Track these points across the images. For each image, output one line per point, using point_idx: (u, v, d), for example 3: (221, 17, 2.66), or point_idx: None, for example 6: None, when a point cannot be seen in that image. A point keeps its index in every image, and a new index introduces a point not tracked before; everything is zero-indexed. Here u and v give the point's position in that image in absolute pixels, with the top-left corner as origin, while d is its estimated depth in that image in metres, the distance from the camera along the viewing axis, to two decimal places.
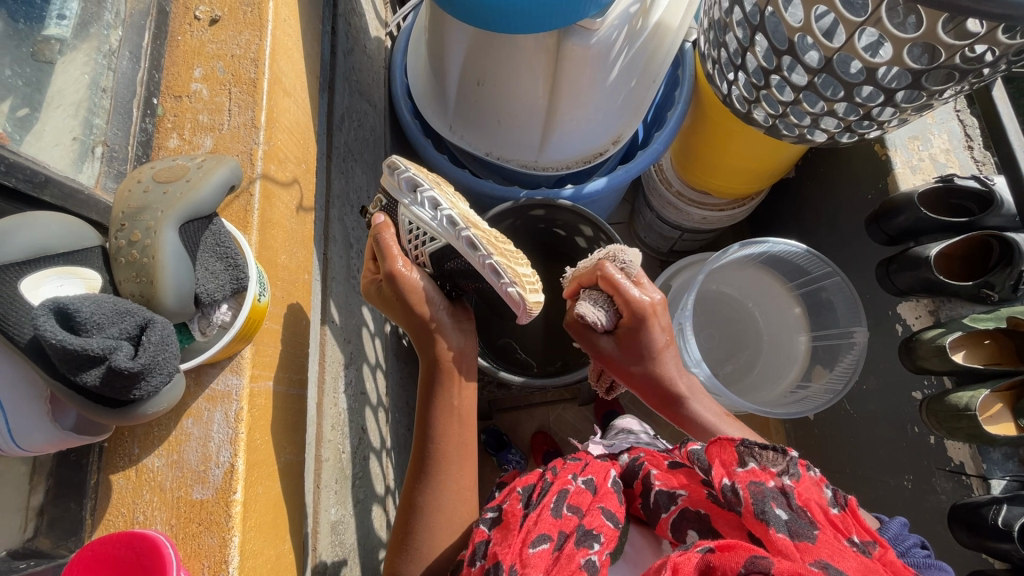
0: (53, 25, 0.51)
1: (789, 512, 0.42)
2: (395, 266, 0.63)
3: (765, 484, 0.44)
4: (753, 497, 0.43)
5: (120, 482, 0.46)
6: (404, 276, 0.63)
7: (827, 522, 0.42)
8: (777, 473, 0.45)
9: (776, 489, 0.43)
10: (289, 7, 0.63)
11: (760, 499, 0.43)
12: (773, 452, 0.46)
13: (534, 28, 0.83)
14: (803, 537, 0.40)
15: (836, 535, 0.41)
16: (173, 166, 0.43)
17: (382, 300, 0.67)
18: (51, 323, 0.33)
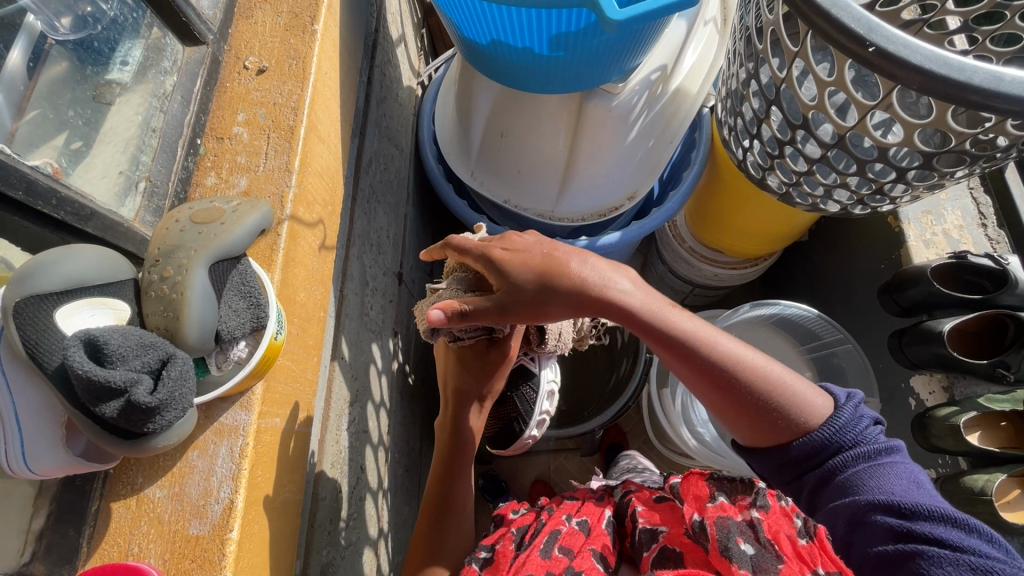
0: (115, 71, 0.57)
1: (755, 546, 0.45)
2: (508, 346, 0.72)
3: (731, 519, 0.47)
4: (719, 533, 0.46)
5: (119, 511, 0.46)
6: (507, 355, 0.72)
7: (794, 555, 0.44)
8: (745, 507, 0.48)
9: (744, 523, 0.47)
10: (331, 61, 0.68)
11: (725, 534, 0.46)
12: (742, 485, 0.50)
13: (556, 87, 0.87)
14: (767, 572, 0.43)
15: (801, 569, 0.43)
16: (210, 208, 0.44)
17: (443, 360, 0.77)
18: (80, 354, 0.35)
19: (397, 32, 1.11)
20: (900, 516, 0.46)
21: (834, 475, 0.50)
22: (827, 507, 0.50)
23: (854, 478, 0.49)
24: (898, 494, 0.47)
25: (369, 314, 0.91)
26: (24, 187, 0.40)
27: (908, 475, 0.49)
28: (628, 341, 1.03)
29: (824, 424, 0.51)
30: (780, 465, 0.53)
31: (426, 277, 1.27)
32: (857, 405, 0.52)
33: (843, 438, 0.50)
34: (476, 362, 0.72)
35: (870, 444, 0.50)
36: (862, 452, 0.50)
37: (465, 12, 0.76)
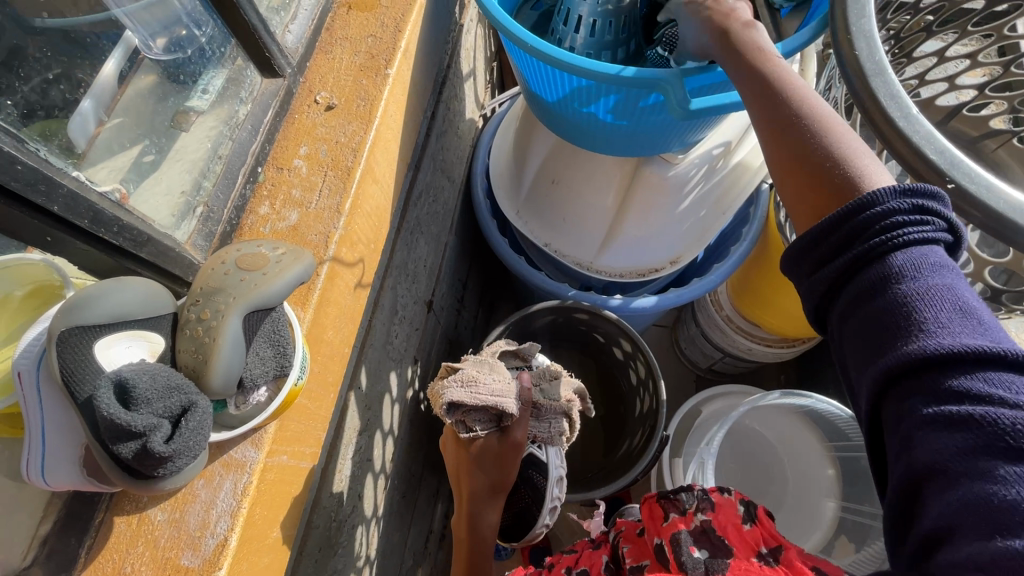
0: (196, 98, 0.60)
1: (706, 552, 0.57)
2: (517, 436, 0.73)
3: (682, 532, 0.60)
4: (673, 548, 0.58)
5: (121, 527, 0.47)
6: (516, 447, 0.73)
7: (742, 542, 0.57)
8: (694, 516, 0.61)
9: (695, 531, 0.60)
10: (398, 104, 0.70)
11: (679, 547, 0.58)
12: (686, 497, 0.63)
13: (614, 150, 0.86)
14: (717, 566, 0.55)
15: (748, 554, 0.55)
16: (256, 254, 0.46)
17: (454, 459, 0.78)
18: (108, 395, 0.36)
19: (468, 67, 1.13)
20: (913, 355, 0.37)
21: (853, 290, 0.41)
22: (845, 334, 0.42)
23: (875, 300, 0.39)
24: (925, 331, 0.37)
25: (393, 342, 0.92)
26: (89, 216, 0.42)
27: (949, 291, 0.38)
28: (646, 412, 1.00)
29: (850, 225, 0.41)
30: (800, 263, 0.44)
31: (455, 304, 1.27)
32: (913, 210, 0.39)
33: (876, 252, 0.40)
34: (489, 454, 0.73)
35: (910, 259, 0.39)
36: (893, 274, 0.39)
37: (534, 71, 0.76)
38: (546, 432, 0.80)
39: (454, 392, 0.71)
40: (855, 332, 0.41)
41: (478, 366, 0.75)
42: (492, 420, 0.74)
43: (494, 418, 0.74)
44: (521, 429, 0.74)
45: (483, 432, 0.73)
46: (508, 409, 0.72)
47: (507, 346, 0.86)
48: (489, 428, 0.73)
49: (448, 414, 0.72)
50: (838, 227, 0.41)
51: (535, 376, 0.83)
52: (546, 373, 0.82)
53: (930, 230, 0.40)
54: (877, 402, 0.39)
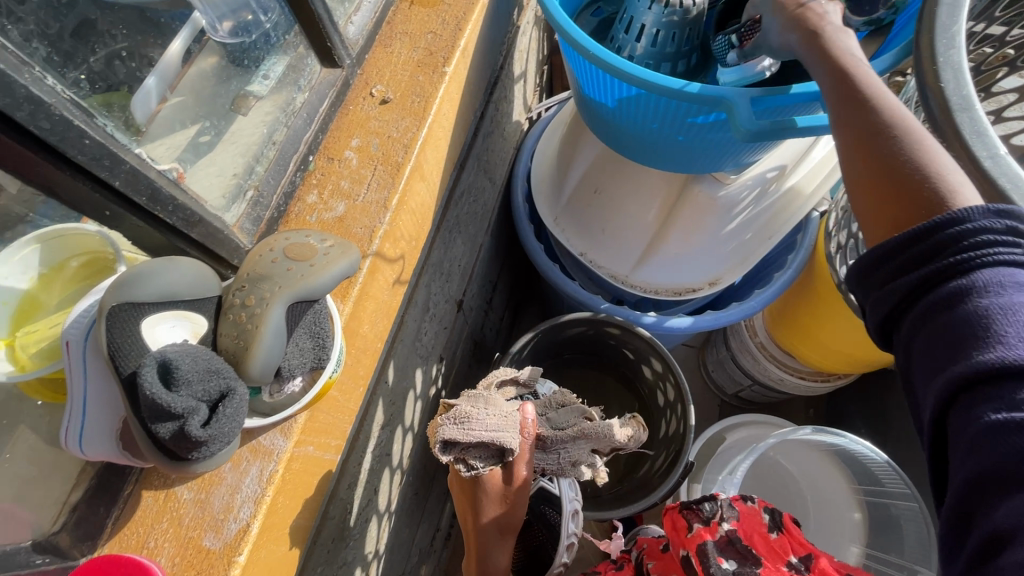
0: (257, 83, 0.60)
1: (735, 562, 0.60)
2: (520, 471, 0.71)
3: (709, 544, 0.62)
4: (701, 560, 0.61)
5: (148, 501, 0.48)
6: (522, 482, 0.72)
7: (771, 552, 0.61)
8: (720, 526, 0.63)
9: (723, 540, 0.62)
10: (451, 103, 0.69)
11: (708, 558, 0.61)
12: (709, 507, 0.64)
13: (664, 164, 0.84)
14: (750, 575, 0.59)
15: (778, 562, 0.60)
16: (304, 244, 0.45)
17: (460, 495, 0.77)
18: (151, 374, 0.36)
19: (520, 68, 1.11)
20: (987, 370, 0.33)
21: (926, 303, 0.38)
22: (914, 350, 0.38)
23: (949, 314, 0.36)
24: (1004, 347, 0.33)
25: (421, 339, 0.92)
26: (147, 193, 0.42)
27: None
28: (671, 435, 0.97)
29: (930, 238, 0.37)
30: (870, 275, 0.41)
31: (483, 305, 1.26)
32: (1007, 225, 0.36)
33: (957, 264, 0.36)
34: (495, 491, 0.72)
35: (995, 274, 0.35)
36: (972, 287, 0.36)
37: (592, 79, 0.74)
38: (554, 465, 0.77)
39: (450, 433, 0.66)
40: (924, 347, 0.38)
41: (472, 400, 0.71)
42: (493, 456, 0.69)
43: (496, 454, 0.69)
44: (525, 464, 0.72)
45: (485, 468, 0.69)
46: (512, 447, 0.68)
47: (507, 375, 0.82)
48: (490, 464, 0.69)
49: (446, 454, 0.67)
50: (916, 241, 0.38)
51: (542, 405, 0.82)
52: (553, 402, 0.82)
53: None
54: (942, 414, 0.36)
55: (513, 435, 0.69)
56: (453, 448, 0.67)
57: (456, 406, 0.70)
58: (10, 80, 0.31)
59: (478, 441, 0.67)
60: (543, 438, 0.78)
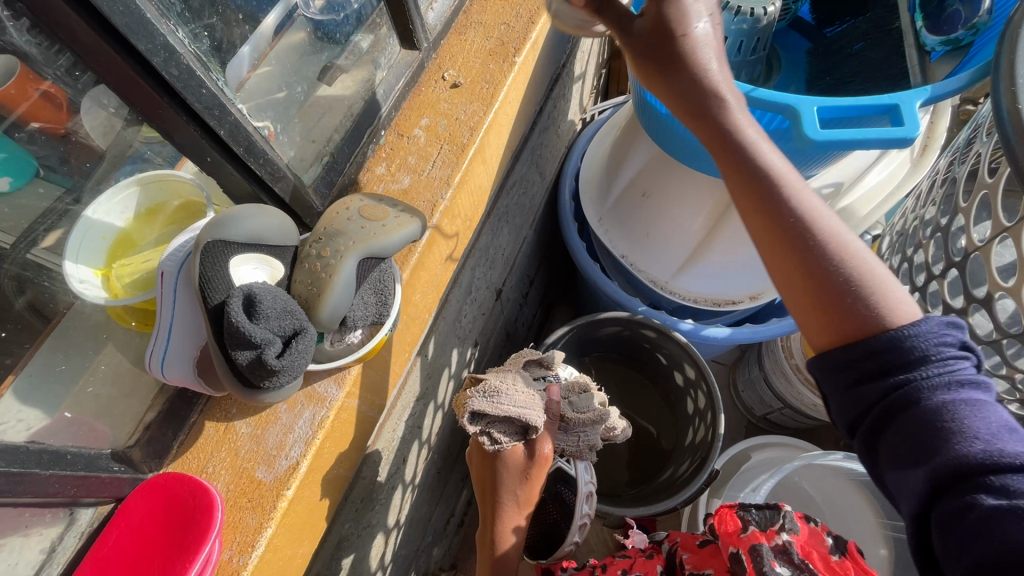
0: (342, 58, 0.63)
1: (790, 568, 0.55)
2: (543, 446, 0.72)
3: (764, 547, 0.56)
4: (754, 561, 0.56)
5: (209, 431, 0.52)
6: (544, 456, 0.72)
7: (827, 568, 0.54)
8: (778, 530, 0.57)
9: (779, 547, 0.56)
10: (517, 93, 0.72)
11: (760, 560, 0.55)
12: (769, 513, 0.59)
13: (719, 171, 0.84)
14: None
15: None
16: (378, 207, 0.49)
17: (477, 471, 0.76)
18: (238, 304, 0.40)
19: (580, 68, 1.13)
20: (970, 466, 0.36)
21: (894, 404, 0.39)
22: (889, 442, 0.40)
23: (919, 413, 0.38)
24: (977, 442, 0.37)
25: (461, 321, 0.94)
26: (244, 144, 0.46)
27: (997, 416, 0.38)
28: (697, 443, 0.97)
29: (895, 346, 0.40)
30: (837, 373, 0.42)
31: (519, 298, 1.28)
32: (954, 335, 0.40)
33: (923, 369, 0.39)
34: (517, 465, 0.71)
35: (956, 375, 0.38)
36: (943, 386, 0.38)
37: None
38: (573, 447, 0.79)
39: (479, 404, 0.66)
40: (895, 446, 0.39)
41: (500, 375, 0.71)
42: (518, 432, 0.70)
43: (520, 430, 0.70)
44: (548, 440, 0.72)
45: (509, 444, 0.70)
46: (537, 424, 0.69)
47: (532, 354, 0.80)
48: (515, 440, 0.70)
49: (473, 425, 0.68)
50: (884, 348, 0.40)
51: (564, 389, 0.78)
52: (575, 386, 0.78)
53: (967, 359, 0.40)
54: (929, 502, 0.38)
55: (539, 413, 0.69)
56: (480, 419, 0.68)
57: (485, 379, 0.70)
58: (153, 29, 0.35)
59: (506, 416, 0.67)
60: (565, 417, 0.78)
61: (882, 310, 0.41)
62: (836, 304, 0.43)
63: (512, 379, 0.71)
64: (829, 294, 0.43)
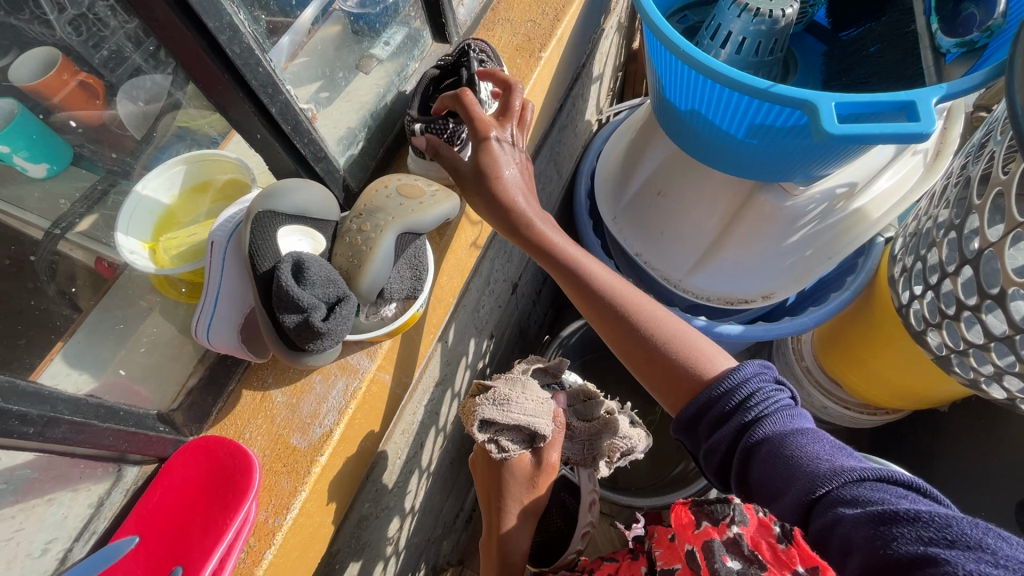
0: (378, 47, 0.66)
1: (740, 561, 0.59)
2: (550, 457, 0.72)
3: (715, 541, 0.61)
4: (707, 555, 0.59)
5: (247, 399, 0.54)
6: (551, 466, 0.73)
7: (776, 559, 0.60)
8: (728, 526, 0.62)
9: (730, 540, 0.61)
10: (542, 88, 0.75)
11: (712, 554, 0.59)
12: (720, 510, 0.64)
13: (735, 169, 0.86)
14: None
15: (783, 569, 0.59)
16: (415, 185, 0.51)
17: (485, 473, 0.77)
18: (287, 270, 0.42)
19: (599, 70, 1.16)
20: (824, 481, 0.43)
21: (749, 444, 0.48)
22: (754, 481, 0.47)
23: (762, 447, 0.47)
24: (821, 460, 0.44)
25: (479, 312, 0.96)
26: (292, 123, 0.48)
27: (824, 438, 0.47)
28: None
29: (730, 393, 0.50)
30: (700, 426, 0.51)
31: (533, 295, 1.30)
32: (774, 380, 0.50)
33: (759, 408, 0.48)
34: (522, 472, 0.72)
35: (782, 408, 0.48)
36: (777, 421, 0.47)
37: (674, 78, 0.78)
38: (580, 454, 0.80)
39: (485, 415, 0.67)
40: (757, 481, 0.47)
41: (510, 382, 0.71)
42: (524, 440, 0.71)
43: (527, 438, 0.71)
44: (555, 450, 0.72)
45: (517, 452, 0.71)
46: (544, 434, 0.69)
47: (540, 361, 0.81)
48: (521, 449, 0.71)
49: (481, 433, 0.69)
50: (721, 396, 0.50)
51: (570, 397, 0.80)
52: (579, 394, 0.80)
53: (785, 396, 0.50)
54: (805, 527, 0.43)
55: (547, 422, 0.70)
56: (489, 427, 0.69)
57: (494, 386, 0.70)
58: (221, 8, 0.38)
59: (515, 424, 0.68)
60: (571, 425, 0.78)
61: (699, 364, 0.55)
62: (665, 365, 0.56)
63: (520, 389, 0.70)
64: (656, 357, 0.57)
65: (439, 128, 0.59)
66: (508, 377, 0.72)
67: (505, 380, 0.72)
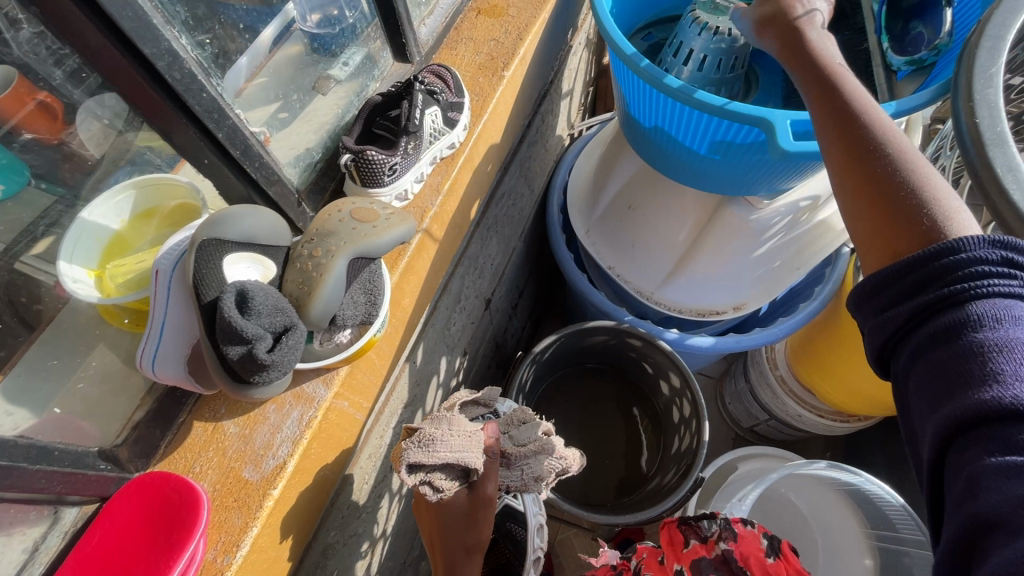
0: (336, 68, 0.65)
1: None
2: (486, 490, 0.72)
3: (703, 561, 0.65)
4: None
5: (198, 430, 0.52)
6: (489, 498, 0.73)
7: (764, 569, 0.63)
8: (717, 542, 0.66)
9: (719, 558, 0.65)
10: (506, 106, 0.75)
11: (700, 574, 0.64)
12: (709, 525, 0.67)
13: (701, 183, 0.87)
14: None
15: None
16: (368, 209, 0.50)
17: (426, 518, 0.76)
18: (230, 300, 0.41)
19: (568, 86, 1.17)
20: (984, 406, 0.32)
21: (923, 337, 0.37)
22: (916, 376, 0.37)
23: (943, 345, 0.35)
24: (997, 382, 0.32)
25: (450, 329, 0.95)
26: (241, 148, 0.47)
27: None
28: (683, 451, 0.98)
29: (925, 268, 0.37)
30: (872, 299, 0.40)
31: (509, 309, 1.30)
32: (1004, 263, 0.35)
33: (948, 298, 0.36)
34: (461, 509, 0.72)
35: (988, 306, 0.34)
36: (967, 320, 0.35)
37: (638, 95, 0.79)
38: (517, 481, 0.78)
39: (410, 458, 0.66)
40: (921, 381, 0.36)
41: (436, 421, 0.71)
42: (458, 475, 0.71)
43: (460, 473, 0.71)
44: (491, 482, 0.73)
45: (450, 488, 0.70)
46: (475, 466, 0.69)
47: (466, 395, 0.81)
48: (455, 484, 0.71)
49: (411, 477, 0.67)
50: (912, 269, 0.37)
51: (503, 423, 0.80)
52: (515, 418, 0.79)
53: (1015, 288, 0.35)
54: (941, 451, 0.34)
55: (477, 454, 0.70)
56: (418, 469, 0.68)
57: (420, 429, 0.70)
58: (159, 34, 0.37)
59: (443, 462, 0.67)
60: (505, 453, 0.77)
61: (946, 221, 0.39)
62: (894, 208, 0.42)
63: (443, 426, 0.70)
64: (886, 177, 0.43)
65: (373, 160, 0.56)
66: (432, 418, 0.71)
67: (429, 421, 0.72)
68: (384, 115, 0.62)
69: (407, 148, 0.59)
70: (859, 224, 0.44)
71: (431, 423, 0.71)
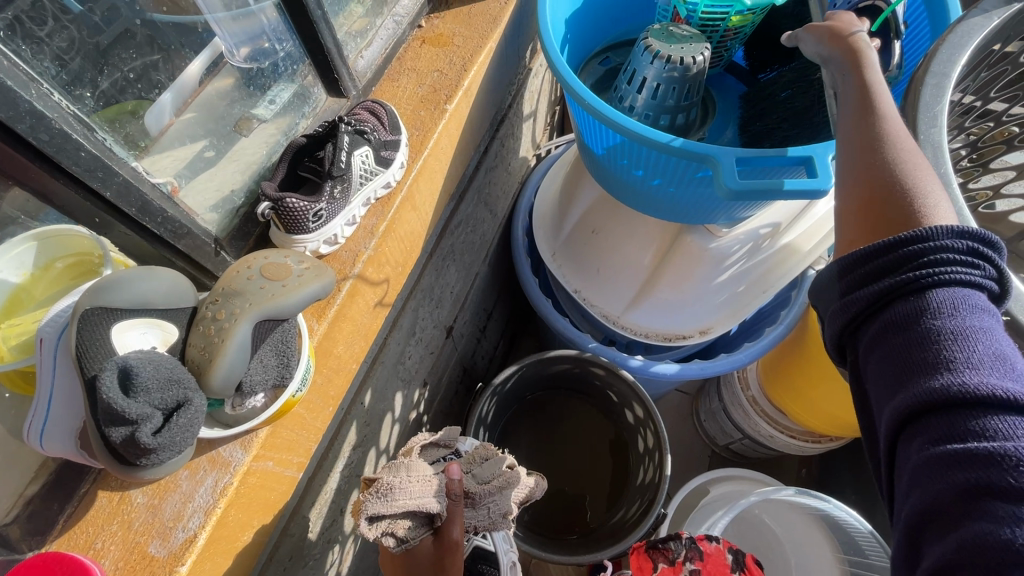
0: (261, 107, 0.62)
1: None
2: (454, 535, 0.64)
3: None
4: None
5: (102, 501, 0.48)
6: (457, 544, 0.64)
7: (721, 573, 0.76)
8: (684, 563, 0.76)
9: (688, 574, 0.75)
10: (451, 138, 0.72)
11: None
12: (675, 547, 0.77)
13: (657, 212, 0.85)
14: None
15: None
16: (280, 264, 0.47)
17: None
18: (111, 378, 0.37)
19: (529, 108, 1.15)
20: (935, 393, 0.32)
21: (883, 324, 0.36)
22: (872, 362, 0.36)
23: (901, 331, 0.35)
24: (950, 369, 0.32)
25: (405, 363, 0.92)
26: (138, 205, 0.44)
27: (995, 339, 0.33)
28: (647, 484, 0.96)
29: (890, 254, 0.36)
30: (837, 285, 0.39)
31: (476, 333, 1.27)
32: (968, 252, 0.35)
33: (911, 285, 0.35)
34: (426, 562, 0.64)
35: (948, 295, 0.34)
36: (927, 308, 0.34)
37: (588, 124, 0.77)
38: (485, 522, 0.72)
39: (374, 510, 0.60)
40: (876, 368, 0.36)
41: (394, 470, 0.66)
42: (422, 523, 0.64)
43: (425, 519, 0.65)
44: (458, 526, 0.64)
45: (416, 539, 0.63)
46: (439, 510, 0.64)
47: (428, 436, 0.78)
48: (421, 533, 0.64)
49: (371, 531, 0.60)
50: (877, 255, 0.37)
51: (466, 461, 0.77)
52: (478, 455, 0.77)
53: (975, 277, 0.35)
54: (891, 439, 0.34)
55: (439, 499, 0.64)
56: (379, 521, 0.61)
57: (380, 478, 0.65)
58: (15, 95, 0.34)
59: (404, 511, 0.62)
60: (470, 492, 0.72)
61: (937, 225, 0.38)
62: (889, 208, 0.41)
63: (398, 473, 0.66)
64: (882, 175, 0.42)
65: (293, 208, 0.53)
66: (395, 465, 0.67)
67: (393, 467, 0.68)
68: (312, 156, 0.60)
69: (333, 193, 0.56)
70: (851, 209, 0.43)
71: (393, 471, 0.67)
